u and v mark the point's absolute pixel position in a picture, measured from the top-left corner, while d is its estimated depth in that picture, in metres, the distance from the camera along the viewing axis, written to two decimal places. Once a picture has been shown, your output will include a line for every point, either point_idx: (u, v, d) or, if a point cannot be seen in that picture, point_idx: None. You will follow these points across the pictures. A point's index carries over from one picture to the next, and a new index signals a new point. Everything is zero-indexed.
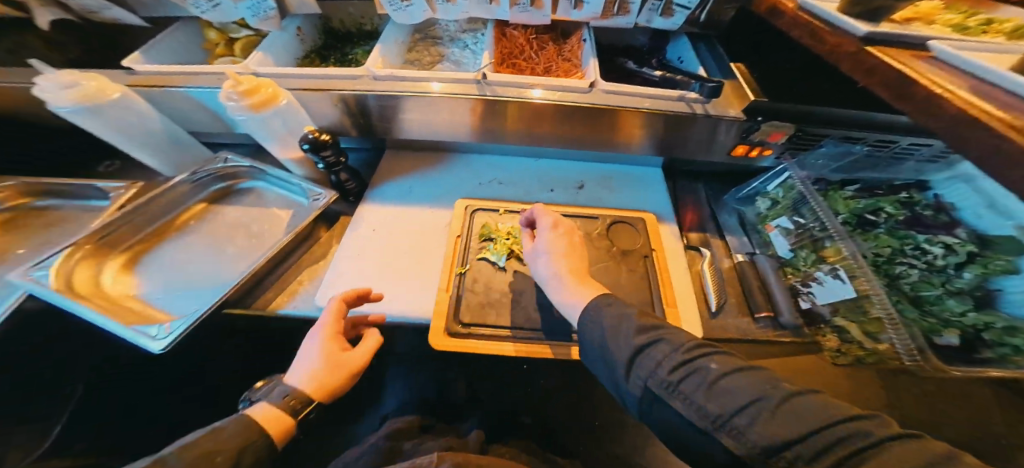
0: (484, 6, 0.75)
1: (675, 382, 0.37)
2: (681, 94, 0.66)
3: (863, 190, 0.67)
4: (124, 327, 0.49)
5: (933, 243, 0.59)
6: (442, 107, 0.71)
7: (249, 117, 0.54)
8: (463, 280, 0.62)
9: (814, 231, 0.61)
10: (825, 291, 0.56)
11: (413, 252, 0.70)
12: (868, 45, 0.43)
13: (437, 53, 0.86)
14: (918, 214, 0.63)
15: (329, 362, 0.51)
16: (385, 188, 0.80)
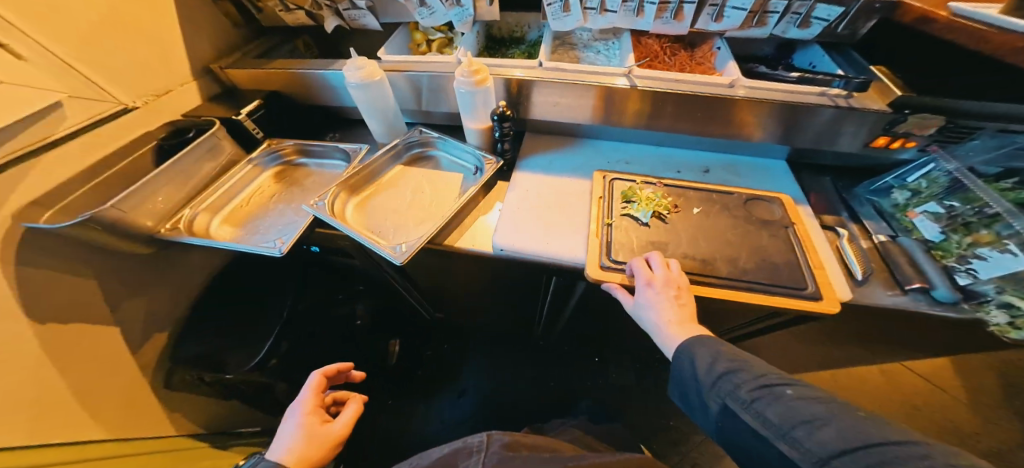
0: (630, 18, 0.90)
1: (750, 400, 0.51)
2: (823, 90, 0.75)
3: None
4: (375, 243, 0.68)
5: None
6: (596, 96, 0.87)
7: (469, 90, 0.74)
8: (610, 229, 0.79)
9: (966, 216, 0.67)
10: (987, 266, 0.61)
11: (562, 211, 0.86)
12: None
13: (574, 57, 1.02)
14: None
15: (307, 437, 0.64)
16: (530, 160, 0.98)
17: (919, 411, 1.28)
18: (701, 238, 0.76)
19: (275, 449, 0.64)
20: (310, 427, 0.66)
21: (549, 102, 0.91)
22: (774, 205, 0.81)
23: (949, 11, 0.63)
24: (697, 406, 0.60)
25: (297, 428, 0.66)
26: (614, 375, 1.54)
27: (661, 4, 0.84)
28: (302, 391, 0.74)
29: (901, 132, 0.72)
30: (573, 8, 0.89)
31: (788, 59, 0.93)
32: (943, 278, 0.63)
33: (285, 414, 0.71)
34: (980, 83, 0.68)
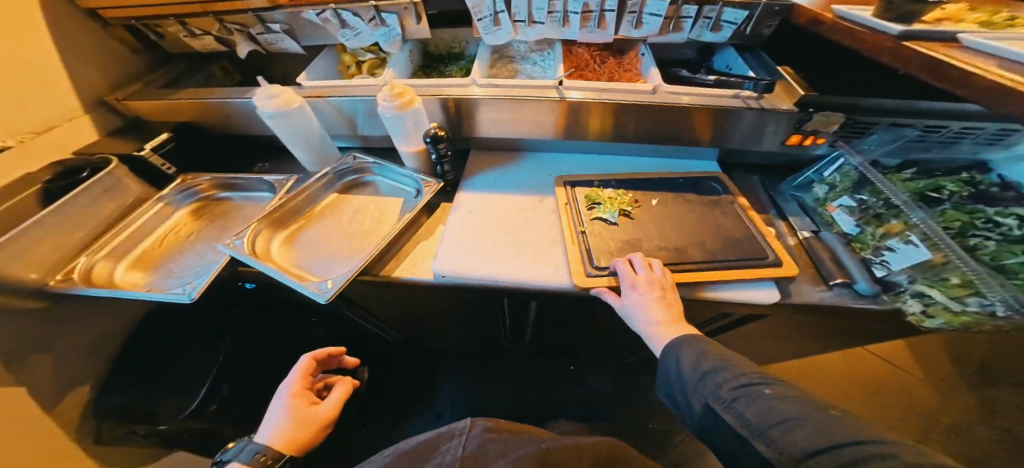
0: (557, 28, 0.92)
1: (730, 400, 0.54)
2: (737, 92, 0.81)
3: (920, 173, 0.75)
4: (299, 283, 0.64)
5: (1006, 216, 0.65)
6: (531, 110, 0.88)
7: (394, 114, 0.72)
8: (584, 236, 0.84)
9: (876, 208, 0.73)
10: (897, 257, 0.66)
11: (511, 228, 0.88)
12: (905, 41, 0.53)
13: (513, 69, 1.02)
14: (984, 190, 0.70)
15: (296, 420, 0.66)
16: (477, 178, 1.00)
17: (876, 388, 1.35)
18: (665, 230, 0.84)
19: (263, 431, 0.65)
20: (297, 411, 0.67)
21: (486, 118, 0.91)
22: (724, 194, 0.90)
23: (834, 13, 0.69)
24: (684, 406, 0.63)
25: (283, 411, 0.67)
26: (591, 383, 1.53)
27: (584, 13, 0.87)
28: (290, 376, 0.74)
29: (809, 130, 0.77)
30: (503, 22, 0.89)
31: (708, 62, 1.01)
32: (859, 270, 0.68)
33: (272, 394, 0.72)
34: (861, 83, 0.78)
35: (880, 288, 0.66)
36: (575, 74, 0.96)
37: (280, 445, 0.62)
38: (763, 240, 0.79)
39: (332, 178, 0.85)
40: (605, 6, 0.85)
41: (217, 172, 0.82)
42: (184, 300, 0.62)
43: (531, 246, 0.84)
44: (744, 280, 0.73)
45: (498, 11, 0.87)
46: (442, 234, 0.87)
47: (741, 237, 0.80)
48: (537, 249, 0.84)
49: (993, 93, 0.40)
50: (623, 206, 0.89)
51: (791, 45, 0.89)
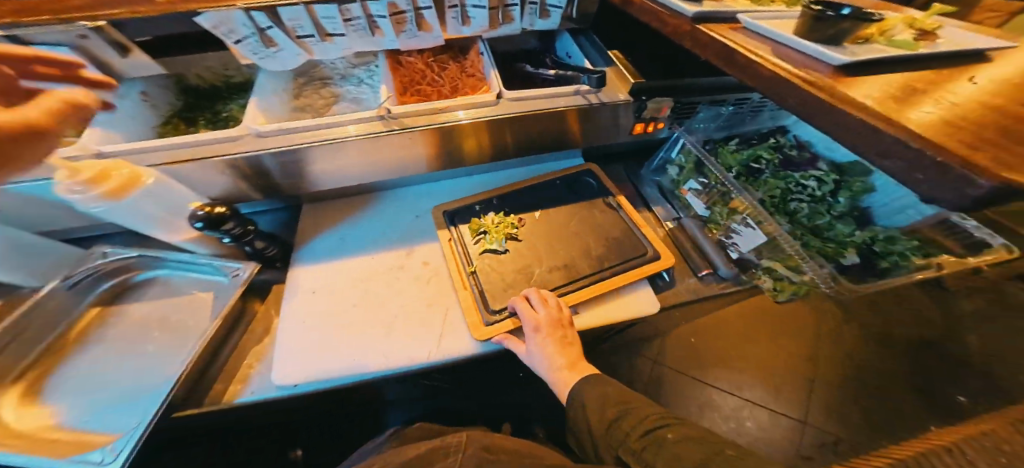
0: (368, 38, 0.72)
1: (639, 450, 0.49)
2: (576, 88, 0.78)
3: (741, 145, 0.90)
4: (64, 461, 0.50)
5: (808, 178, 0.81)
6: (354, 151, 0.72)
7: (110, 206, 0.56)
8: (476, 277, 0.75)
9: (717, 189, 0.81)
10: (743, 240, 0.75)
11: (378, 292, 0.75)
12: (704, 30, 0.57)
13: (330, 94, 0.83)
14: (788, 155, 0.86)
15: None
16: (320, 241, 0.82)
17: None
18: (547, 248, 0.77)
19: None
20: None
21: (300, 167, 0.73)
22: (606, 196, 0.86)
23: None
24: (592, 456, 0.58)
25: None
26: None
27: (395, 16, 0.69)
28: None
29: (648, 116, 0.83)
30: (278, 39, 0.66)
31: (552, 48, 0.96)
32: (718, 255, 0.76)
33: None
34: (682, 60, 0.85)
35: (736, 267, 0.75)
36: (410, 92, 0.81)
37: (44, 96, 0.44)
38: (637, 230, 0.78)
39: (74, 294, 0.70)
40: (420, 4, 0.69)
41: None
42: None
43: (402, 315, 0.71)
44: (633, 281, 0.72)
45: (266, 27, 0.63)
46: (280, 327, 0.69)
47: (619, 238, 0.77)
48: (411, 318, 0.71)
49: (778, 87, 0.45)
50: (508, 230, 0.80)
51: (615, 21, 0.91)
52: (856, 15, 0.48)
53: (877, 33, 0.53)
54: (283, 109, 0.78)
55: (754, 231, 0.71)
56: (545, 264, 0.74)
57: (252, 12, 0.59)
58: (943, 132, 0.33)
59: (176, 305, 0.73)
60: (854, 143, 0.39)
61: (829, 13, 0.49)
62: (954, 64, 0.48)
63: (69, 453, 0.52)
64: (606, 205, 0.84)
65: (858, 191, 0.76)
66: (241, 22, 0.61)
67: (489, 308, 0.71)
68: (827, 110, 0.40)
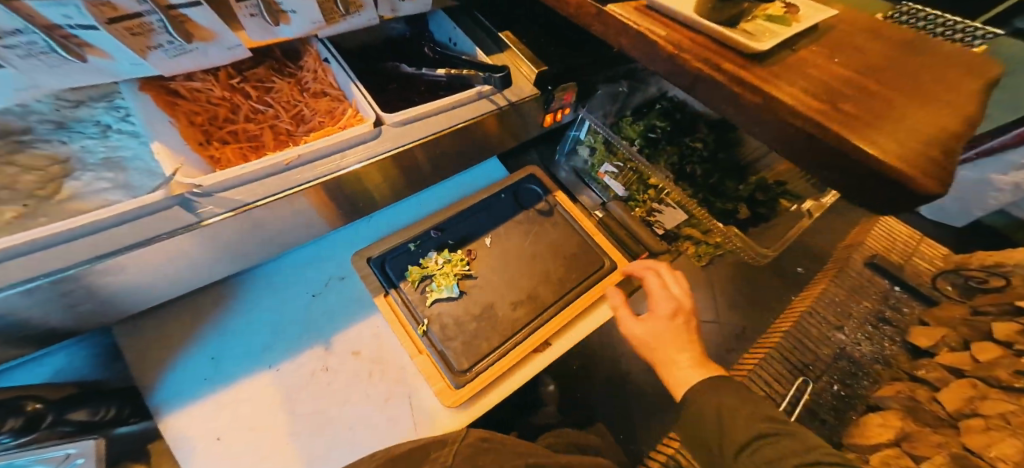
0: (79, 67, 0.45)
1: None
2: (477, 92, 0.66)
3: (637, 116, 0.94)
4: None
5: (695, 141, 0.90)
6: (158, 254, 0.48)
7: None
8: (431, 336, 0.61)
9: (631, 169, 0.83)
10: (665, 216, 0.82)
11: (320, 400, 0.57)
12: (603, 5, 0.52)
13: (55, 162, 0.53)
14: (674, 119, 0.93)
15: None
16: (174, 379, 0.56)
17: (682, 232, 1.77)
18: (505, 281, 0.70)
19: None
20: None
21: (69, 304, 0.46)
22: (543, 196, 0.82)
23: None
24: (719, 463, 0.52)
25: None
26: None
27: (126, 28, 0.43)
28: None
29: (555, 106, 0.77)
30: None
31: (427, 32, 0.78)
32: (649, 237, 0.82)
33: None
34: (560, 38, 0.75)
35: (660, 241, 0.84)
36: (212, 140, 0.59)
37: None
38: (591, 239, 0.77)
39: None
40: (171, 2, 0.43)
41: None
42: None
43: (365, 416, 0.56)
44: (592, 301, 0.71)
45: None
46: None
47: (576, 251, 0.76)
48: (366, 425, 0.55)
49: (700, 80, 0.46)
50: (456, 269, 0.68)
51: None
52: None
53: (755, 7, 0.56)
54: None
55: (675, 210, 0.80)
56: (505, 300, 0.67)
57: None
58: (871, 126, 0.37)
59: None
60: (790, 142, 0.42)
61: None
62: (820, 29, 0.54)
63: None
64: (545, 206, 0.81)
65: (733, 145, 0.89)
66: None
67: (454, 369, 0.59)
68: (770, 111, 0.41)
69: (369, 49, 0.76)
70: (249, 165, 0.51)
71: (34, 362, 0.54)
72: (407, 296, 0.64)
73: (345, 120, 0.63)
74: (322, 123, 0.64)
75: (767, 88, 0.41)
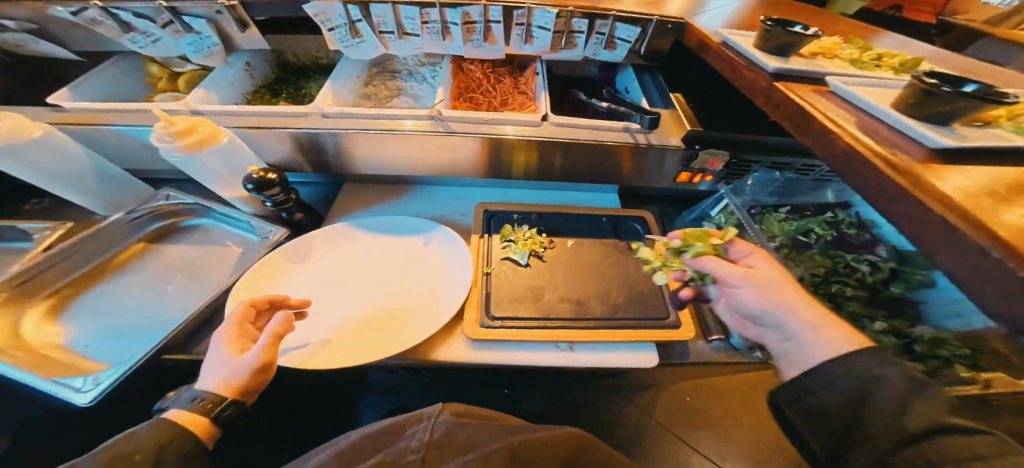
0: (439, 43, 0.75)
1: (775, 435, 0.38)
2: (625, 126, 0.71)
3: (795, 212, 0.83)
4: (43, 379, 0.48)
5: (861, 262, 0.75)
6: (394, 146, 0.74)
7: (186, 158, 0.54)
8: (489, 279, 0.74)
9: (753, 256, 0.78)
10: None
11: (395, 274, 0.73)
12: (776, 81, 0.49)
13: (394, 87, 0.87)
14: (844, 233, 0.79)
15: (237, 361, 0.50)
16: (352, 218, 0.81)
17: None
18: (569, 282, 0.75)
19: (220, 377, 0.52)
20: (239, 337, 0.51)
21: (352, 156, 0.75)
22: (643, 236, 0.83)
23: (717, 37, 0.61)
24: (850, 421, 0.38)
25: (220, 352, 0.50)
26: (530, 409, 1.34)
27: (465, 26, 0.72)
28: (226, 329, 0.52)
29: (697, 167, 0.74)
30: (364, 33, 0.71)
31: (613, 80, 0.89)
32: (737, 326, 0.73)
33: (238, 325, 0.53)
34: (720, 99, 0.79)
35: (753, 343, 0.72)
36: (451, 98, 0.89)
37: (182, 420, 0.45)
38: (668, 293, 0.75)
39: (127, 228, 0.67)
40: (490, 16, 0.70)
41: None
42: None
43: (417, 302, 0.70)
44: (630, 341, 0.70)
45: (355, 20, 0.69)
46: (293, 283, 0.67)
47: (646, 292, 0.75)
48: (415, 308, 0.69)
49: (828, 140, 0.42)
50: (537, 247, 0.79)
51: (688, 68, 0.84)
52: (980, 97, 0.34)
53: (1004, 115, 0.44)
54: (354, 98, 0.81)
55: None
56: (556, 292, 0.73)
57: (350, 5, 0.66)
58: None
59: (199, 255, 0.70)
60: (929, 241, 0.32)
61: (945, 89, 0.35)
62: None
63: (54, 375, 0.50)
64: (641, 246, 0.82)
65: (916, 283, 0.71)
66: (338, 14, 0.67)
67: (489, 311, 0.69)
68: (910, 201, 0.33)
69: (569, 78, 0.92)
70: (462, 112, 0.73)
71: (301, 185, 0.89)
72: (489, 247, 0.79)
73: (525, 111, 0.79)
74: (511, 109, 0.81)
75: (921, 171, 0.35)
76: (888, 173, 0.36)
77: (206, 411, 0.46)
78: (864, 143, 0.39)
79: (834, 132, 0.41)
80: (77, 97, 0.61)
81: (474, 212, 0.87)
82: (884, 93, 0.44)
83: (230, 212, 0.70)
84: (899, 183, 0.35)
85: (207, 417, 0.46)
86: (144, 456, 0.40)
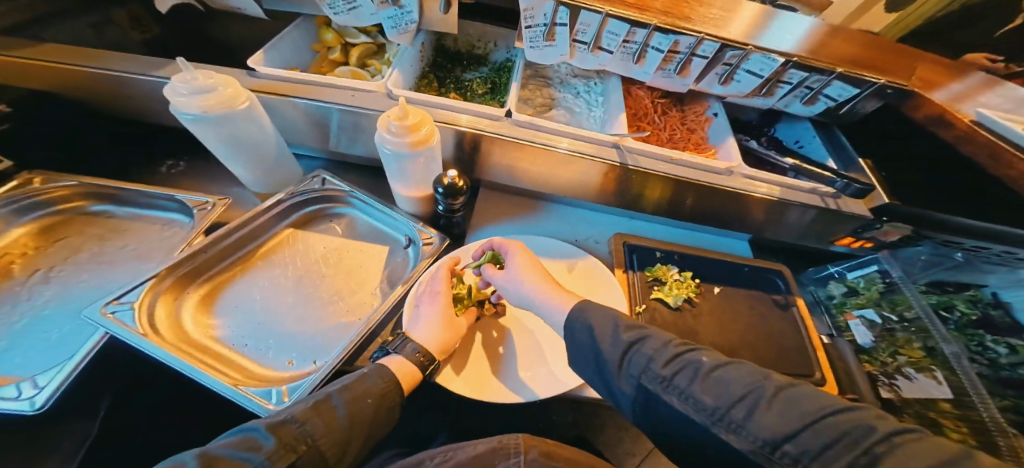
0: (626, 63, 0.69)
1: (669, 376, 0.36)
2: (816, 187, 0.67)
3: (934, 287, 0.78)
4: (234, 389, 0.43)
5: (999, 343, 0.67)
6: (566, 166, 0.67)
7: (399, 153, 0.48)
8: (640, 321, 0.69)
9: (893, 328, 0.76)
10: (911, 387, 0.69)
11: None
12: None
13: (549, 96, 0.81)
14: (988, 314, 0.71)
15: (446, 324, 0.51)
16: (499, 227, 0.77)
17: None
18: (717, 330, 0.72)
19: (411, 323, 0.53)
20: (451, 307, 0.53)
21: (521, 167, 0.70)
22: (784, 293, 0.80)
23: (970, 116, 0.56)
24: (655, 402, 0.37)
25: (433, 306, 0.52)
26: None
27: (668, 53, 0.64)
28: (433, 285, 0.55)
29: (868, 236, 0.69)
30: (558, 37, 0.65)
31: (771, 129, 0.82)
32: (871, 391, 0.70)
33: (442, 283, 0.55)
34: None
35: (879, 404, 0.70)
36: None
37: (395, 371, 0.46)
38: (812, 352, 0.73)
39: (282, 213, 0.61)
40: (698, 51, 0.62)
41: (91, 178, 0.61)
42: (23, 409, 0.41)
43: None
44: None
45: (557, 24, 0.62)
46: None
47: (793, 355, 0.72)
48: None
49: None
50: (687, 292, 0.74)
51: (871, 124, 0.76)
52: None
53: None
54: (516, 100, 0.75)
55: (936, 383, 0.67)
56: (709, 338, 0.70)
57: (562, 6, 0.59)
58: None
59: (345, 252, 0.63)
60: None
61: None
62: None
63: (239, 383, 0.44)
64: (782, 303, 0.79)
65: None
66: (544, 12, 0.61)
67: None
68: None
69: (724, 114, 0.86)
70: (649, 146, 0.66)
71: None
72: (638, 283, 0.73)
73: (704, 153, 0.72)
74: (684, 148, 0.73)
75: None
76: None
77: (422, 367, 0.48)
78: None
79: None
80: (265, 60, 0.56)
81: (611, 242, 0.81)
82: None
83: (383, 207, 0.64)
84: None
85: (421, 372, 0.48)
86: (372, 401, 0.43)
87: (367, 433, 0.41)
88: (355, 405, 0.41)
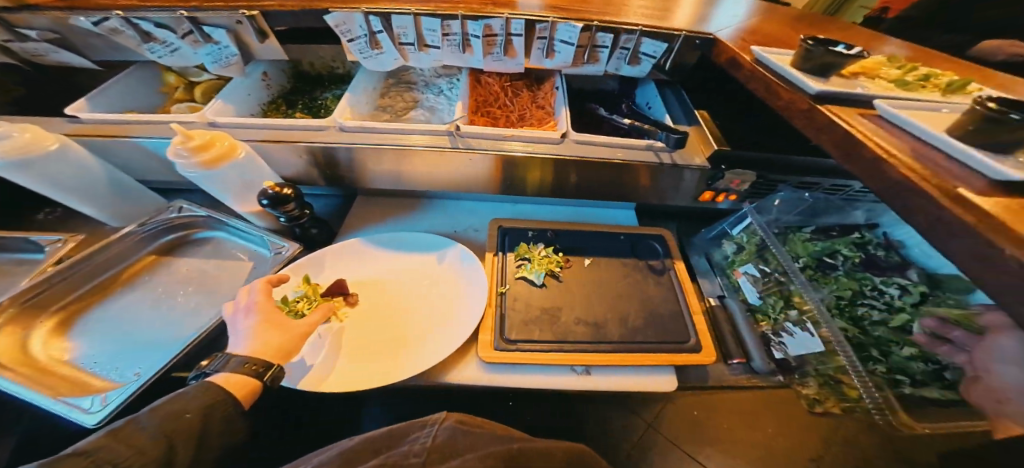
0: (458, 55, 0.73)
1: None
2: (649, 144, 0.69)
3: (819, 233, 0.79)
4: (51, 399, 0.46)
5: (889, 285, 0.68)
6: (410, 162, 0.71)
7: (201, 173, 0.53)
8: (503, 299, 0.70)
9: (776, 278, 0.73)
10: (794, 343, 0.66)
11: (403, 294, 0.71)
12: (818, 104, 0.46)
13: (411, 99, 0.85)
14: (872, 254, 0.74)
15: (268, 327, 0.52)
16: (370, 232, 0.80)
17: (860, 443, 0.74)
18: (584, 299, 0.72)
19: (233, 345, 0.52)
20: (267, 314, 0.54)
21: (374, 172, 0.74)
22: (662, 256, 0.81)
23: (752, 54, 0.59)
24: None
25: (248, 323, 0.53)
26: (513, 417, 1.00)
27: (486, 38, 0.69)
28: (252, 302, 0.55)
29: (720, 187, 0.69)
30: (383, 43, 0.70)
31: (631, 95, 0.86)
32: (752, 343, 0.69)
33: (260, 297, 0.56)
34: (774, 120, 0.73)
35: (774, 367, 0.68)
36: None
37: (221, 381, 0.46)
38: (687, 317, 0.71)
39: (141, 240, 0.67)
40: (512, 29, 0.67)
41: None
42: None
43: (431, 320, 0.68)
44: (648, 364, 0.65)
45: (375, 32, 0.67)
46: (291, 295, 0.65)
47: (665, 316, 0.71)
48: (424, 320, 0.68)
49: (873, 162, 0.38)
50: (552, 266, 0.75)
51: (710, 80, 0.79)
52: None
53: None
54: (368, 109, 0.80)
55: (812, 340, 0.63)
56: (573, 313, 0.69)
57: (371, 15, 0.64)
58: None
59: (207, 273, 0.68)
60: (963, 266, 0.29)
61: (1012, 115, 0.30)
62: None
63: (61, 394, 0.48)
64: (658, 265, 0.79)
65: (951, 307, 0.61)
66: (359, 25, 0.66)
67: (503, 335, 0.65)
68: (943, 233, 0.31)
69: (585, 91, 0.89)
70: (479, 128, 0.70)
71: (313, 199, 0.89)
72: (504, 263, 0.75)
73: (545, 127, 0.76)
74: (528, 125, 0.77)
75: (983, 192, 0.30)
76: (917, 185, 0.33)
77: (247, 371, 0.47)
78: (949, 163, 0.35)
79: (881, 158, 0.37)
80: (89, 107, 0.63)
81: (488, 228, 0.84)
82: (941, 118, 0.41)
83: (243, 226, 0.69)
84: (936, 204, 0.31)
85: (259, 379, 0.48)
86: (194, 414, 0.42)
87: (196, 445, 0.41)
88: (171, 420, 0.41)
